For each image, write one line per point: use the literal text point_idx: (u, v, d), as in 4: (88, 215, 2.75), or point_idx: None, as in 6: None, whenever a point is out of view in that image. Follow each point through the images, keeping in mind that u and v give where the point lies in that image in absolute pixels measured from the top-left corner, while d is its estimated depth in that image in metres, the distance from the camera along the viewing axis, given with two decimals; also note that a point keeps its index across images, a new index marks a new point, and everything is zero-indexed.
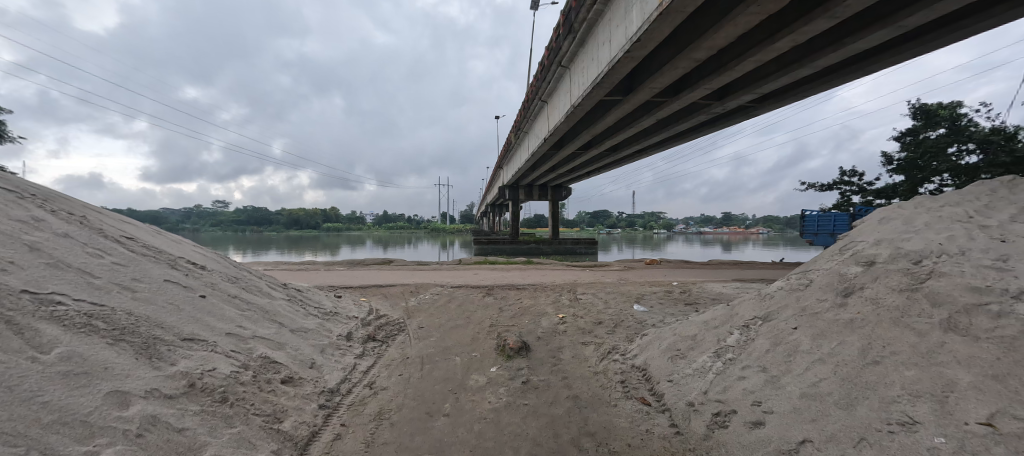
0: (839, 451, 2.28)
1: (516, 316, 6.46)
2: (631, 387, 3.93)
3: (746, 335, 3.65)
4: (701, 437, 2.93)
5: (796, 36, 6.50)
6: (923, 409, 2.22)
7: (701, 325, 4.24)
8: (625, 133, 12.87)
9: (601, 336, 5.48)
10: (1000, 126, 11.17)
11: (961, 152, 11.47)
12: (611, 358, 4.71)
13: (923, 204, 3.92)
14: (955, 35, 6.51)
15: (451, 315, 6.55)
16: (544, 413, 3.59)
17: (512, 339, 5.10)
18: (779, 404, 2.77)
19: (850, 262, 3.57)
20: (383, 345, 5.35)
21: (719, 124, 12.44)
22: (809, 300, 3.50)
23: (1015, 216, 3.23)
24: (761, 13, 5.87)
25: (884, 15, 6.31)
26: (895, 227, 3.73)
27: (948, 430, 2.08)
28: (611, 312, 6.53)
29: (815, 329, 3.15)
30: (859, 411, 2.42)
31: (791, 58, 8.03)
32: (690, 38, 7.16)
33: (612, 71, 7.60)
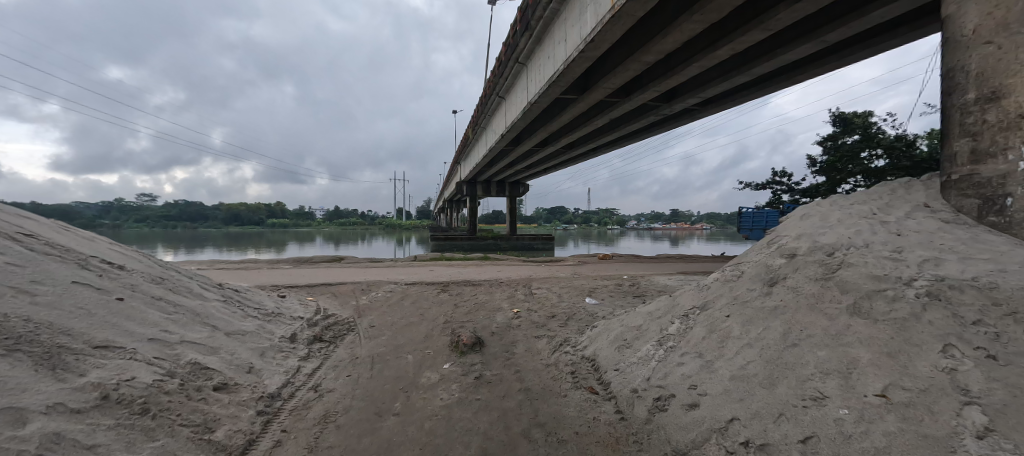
0: (761, 426, 2.49)
1: (471, 312, 6.46)
2: (581, 377, 4.07)
3: (685, 324, 3.89)
4: (643, 422, 3.10)
5: (734, 44, 6.98)
6: (831, 385, 2.47)
7: (646, 316, 4.46)
8: (579, 130, 13.17)
9: (554, 329, 5.60)
10: (903, 134, 12.60)
11: (872, 157, 12.83)
12: (563, 350, 4.84)
13: (837, 202, 4.34)
14: (869, 51, 7.29)
15: (404, 313, 6.41)
16: (495, 406, 3.62)
17: (465, 335, 5.08)
18: (712, 387, 2.98)
19: (776, 255, 3.89)
20: (331, 346, 5.15)
21: (666, 124, 13.05)
22: (740, 289, 3.80)
23: (909, 209, 3.66)
24: (704, 21, 6.23)
25: (809, 30, 6.93)
26: (814, 223, 4.10)
27: (850, 402, 2.32)
28: (564, 306, 6.70)
29: (744, 316, 3.42)
30: (779, 389, 2.65)
31: (730, 66, 8.59)
32: (641, 42, 7.45)
33: (567, 70, 7.75)
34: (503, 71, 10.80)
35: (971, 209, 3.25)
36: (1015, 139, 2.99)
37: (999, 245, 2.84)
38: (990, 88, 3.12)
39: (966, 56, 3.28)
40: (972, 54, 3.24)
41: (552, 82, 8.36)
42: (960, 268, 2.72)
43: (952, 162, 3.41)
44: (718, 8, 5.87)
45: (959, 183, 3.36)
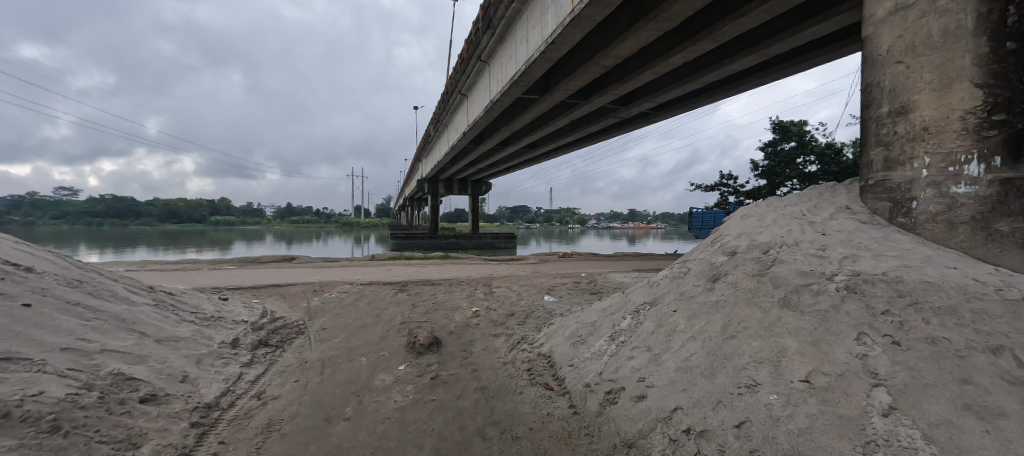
0: (702, 414, 2.64)
1: (429, 312, 6.36)
2: (536, 374, 4.12)
3: (637, 319, 4.04)
4: (595, 415, 3.19)
5: (685, 53, 7.33)
6: (763, 372, 2.66)
7: (600, 313, 4.59)
8: (540, 130, 13.32)
9: (512, 328, 5.63)
10: (832, 142, 13.76)
11: (806, 162, 13.92)
12: (520, 347, 4.87)
13: (773, 204, 4.67)
14: (804, 64, 7.91)
15: (358, 314, 6.19)
16: (451, 406, 3.59)
17: (422, 335, 4.99)
18: (659, 378, 3.12)
19: (719, 252, 4.13)
20: (277, 350, 4.89)
21: (623, 126, 13.49)
22: (686, 285, 4.00)
23: (833, 209, 4.01)
24: (658, 29, 6.49)
25: (752, 43, 7.41)
26: (752, 223, 4.39)
27: (779, 388, 2.51)
28: (523, 304, 6.76)
29: (689, 311, 3.60)
30: (718, 378, 2.81)
31: (682, 73, 9.02)
32: (599, 46, 7.65)
33: (528, 70, 7.81)
34: (464, 68, 10.71)
35: (884, 211, 3.61)
36: (919, 149, 3.36)
37: (905, 243, 3.18)
38: (900, 102, 3.48)
39: (881, 73, 3.63)
40: (885, 72, 3.59)
41: (513, 81, 8.40)
42: (873, 264, 3.02)
43: (869, 168, 3.77)
44: (670, 17, 6.14)
45: (874, 187, 3.72)
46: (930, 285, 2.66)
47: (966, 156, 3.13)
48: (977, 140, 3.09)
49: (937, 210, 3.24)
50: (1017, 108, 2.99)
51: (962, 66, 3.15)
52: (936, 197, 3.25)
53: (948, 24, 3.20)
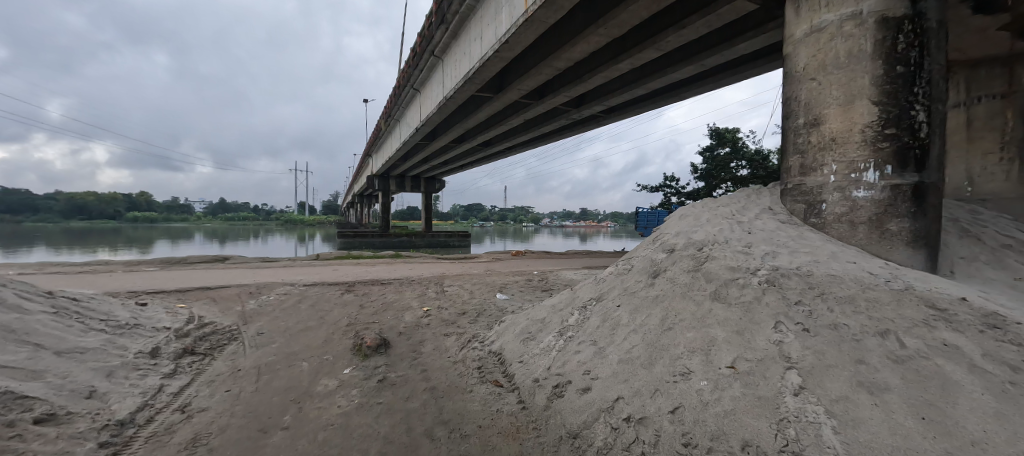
0: (641, 402, 2.79)
1: (377, 312, 6.17)
2: (487, 371, 4.14)
3: (583, 314, 4.18)
4: (542, 408, 3.26)
5: (632, 60, 7.67)
6: (696, 361, 2.87)
7: (550, 309, 4.70)
8: (495, 129, 13.37)
9: (463, 326, 5.61)
10: (762, 149, 14.99)
11: (739, 166, 15.05)
12: (471, 346, 4.87)
13: (708, 204, 5.02)
14: (738, 76, 8.55)
15: (300, 317, 5.87)
16: (399, 408, 3.52)
17: (369, 336, 4.83)
18: (603, 370, 3.25)
19: (659, 250, 4.36)
20: (206, 359, 4.53)
21: (575, 127, 13.86)
22: (629, 281, 4.19)
23: (757, 209, 4.38)
24: (607, 35, 6.73)
25: (692, 54, 7.90)
26: (689, 222, 4.67)
27: (709, 374, 2.71)
28: (475, 302, 6.75)
29: (632, 305, 3.79)
30: (656, 368, 2.99)
31: (629, 79, 9.42)
32: (551, 48, 7.81)
33: (482, 68, 7.79)
34: (417, 62, 10.46)
35: (799, 212, 4.00)
36: (828, 157, 3.76)
37: (816, 241, 3.55)
38: (813, 115, 3.88)
39: (798, 88, 4.01)
40: (801, 87, 3.98)
41: (466, 78, 8.34)
42: (791, 260, 3.34)
43: (788, 173, 4.16)
44: (618, 25, 6.39)
45: (792, 190, 4.11)
46: (834, 278, 3.00)
47: (865, 164, 3.56)
48: (874, 151, 3.52)
49: (842, 211, 3.65)
50: (903, 125, 3.45)
51: (863, 85, 3.57)
52: (841, 199, 3.66)
53: (853, 47, 3.61)
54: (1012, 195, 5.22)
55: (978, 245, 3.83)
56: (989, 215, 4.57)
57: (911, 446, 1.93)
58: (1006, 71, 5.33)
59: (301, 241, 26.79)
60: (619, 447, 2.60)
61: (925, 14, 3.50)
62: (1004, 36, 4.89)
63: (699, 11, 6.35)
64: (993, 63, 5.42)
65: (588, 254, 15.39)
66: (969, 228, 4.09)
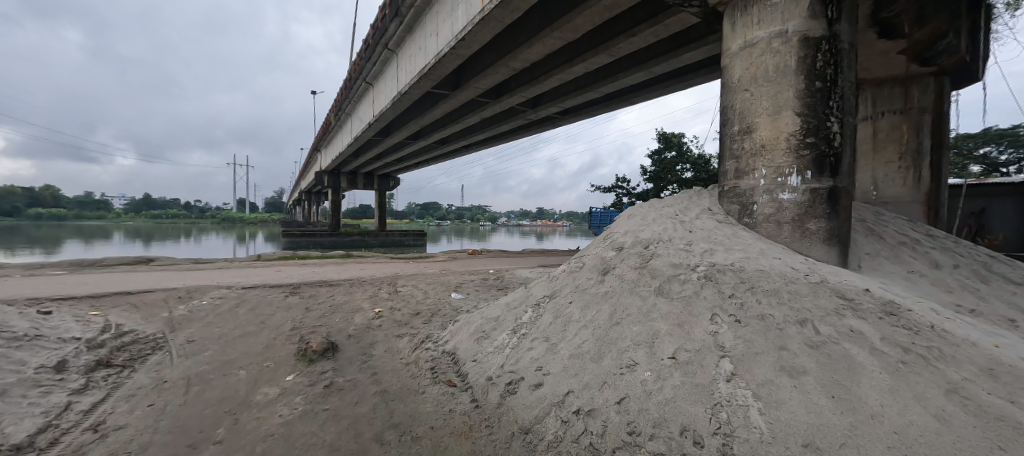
0: (589, 395, 2.89)
1: (325, 315, 5.91)
2: (440, 372, 4.10)
3: (536, 312, 4.25)
4: (495, 406, 3.28)
5: (586, 63, 7.90)
6: (641, 353, 3.01)
7: (504, 307, 4.74)
8: (451, 126, 13.23)
9: (417, 327, 5.51)
10: (704, 153, 15.97)
11: (684, 170, 15.94)
12: (424, 346, 4.79)
13: (654, 204, 5.27)
14: (682, 84, 9.07)
15: (237, 323, 5.50)
16: (346, 414, 3.41)
17: (315, 340, 4.61)
18: (554, 366, 3.33)
19: (608, 248, 4.52)
20: (124, 371, 4.13)
21: (531, 127, 14.04)
22: (581, 278, 4.31)
23: (697, 210, 4.66)
24: (561, 39, 6.88)
25: (642, 61, 8.27)
26: (637, 221, 4.88)
27: (652, 365, 2.86)
28: (429, 302, 6.65)
29: (583, 301, 3.91)
30: (604, 361, 3.10)
31: (583, 82, 9.69)
32: (507, 48, 7.86)
33: (437, 64, 7.69)
34: (369, 55, 10.13)
35: (734, 212, 4.31)
36: (758, 163, 4.09)
37: (748, 239, 3.85)
38: (745, 123, 4.20)
39: (733, 98, 4.32)
40: (735, 97, 4.28)
41: (421, 74, 8.20)
42: (726, 257, 3.59)
43: (724, 176, 4.46)
44: (572, 29, 6.55)
45: (728, 192, 4.41)
46: (762, 273, 3.27)
47: (790, 170, 3.91)
48: (797, 158, 3.88)
49: (771, 212, 3.98)
50: (821, 135, 3.83)
51: (789, 98, 3.91)
52: (769, 201, 3.99)
53: (780, 62, 3.95)
54: (907, 199, 6.10)
55: (880, 242, 4.33)
56: (890, 216, 5.17)
57: (823, 422, 2.15)
58: (902, 91, 6.08)
59: (240, 241, 24.71)
60: (568, 439, 2.67)
61: (839, 36, 3.89)
62: (903, 60, 5.56)
63: (647, 20, 6.65)
64: (892, 83, 6.15)
65: (542, 254, 15.05)
66: (874, 227, 4.62)
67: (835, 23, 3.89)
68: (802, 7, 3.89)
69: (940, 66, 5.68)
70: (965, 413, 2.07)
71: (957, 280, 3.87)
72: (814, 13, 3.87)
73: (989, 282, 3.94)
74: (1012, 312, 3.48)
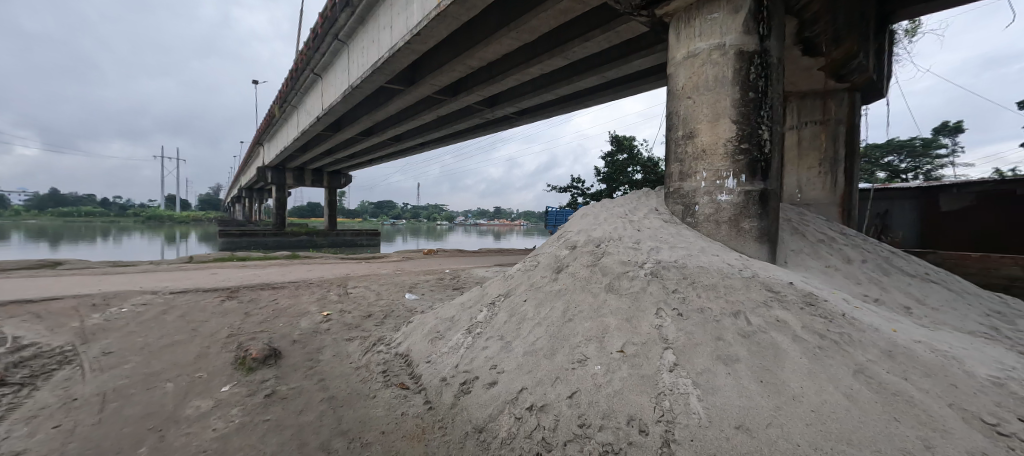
0: (542, 390, 2.95)
1: (267, 320, 5.57)
2: (392, 375, 4.00)
3: (491, 311, 4.27)
4: (449, 406, 3.25)
5: (542, 65, 8.03)
6: (591, 348, 3.12)
7: (459, 307, 4.71)
8: (406, 123, 12.93)
9: (368, 329, 5.34)
10: (653, 156, 16.72)
11: (634, 171, 16.60)
12: (375, 349, 4.65)
13: (605, 204, 5.45)
14: (632, 89, 9.45)
15: (165, 331, 5.05)
16: (290, 424, 3.25)
17: (255, 347, 4.34)
18: (508, 363, 3.36)
19: (562, 247, 4.63)
20: (24, 390, 3.67)
21: (487, 126, 14.04)
22: (535, 276, 4.38)
23: (645, 210, 4.89)
24: (517, 39, 6.94)
25: (595, 65, 8.52)
26: (589, 220, 5.02)
27: (602, 359, 2.97)
28: (381, 304, 6.46)
29: (537, 299, 3.98)
30: (557, 357, 3.18)
31: (538, 83, 9.84)
32: (464, 46, 7.81)
33: (391, 59, 7.50)
34: (317, 45, 9.66)
35: (678, 212, 4.56)
36: (700, 166, 4.35)
37: (690, 238, 4.08)
38: (688, 128, 4.45)
39: (677, 104, 4.56)
40: (680, 104, 4.53)
41: (374, 68, 7.95)
42: (670, 254, 3.80)
43: (669, 178, 4.70)
44: (527, 30, 6.62)
45: (673, 193, 4.65)
46: (702, 269, 3.49)
47: (727, 173, 4.19)
48: (733, 162, 4.17)
49: (711, 212, 4.25)
50: (754, 141, 4.15)
51: (726, 106, 4.19)
52: (709, 202, 4.27)
53: (719, 73, 4.23)
54: (826, 201, 6.74)
55: (803, 240, 4.76)
56: (812, 216, 5.70)
57: (752, 405, 2.34)
58: (821, 104, 6.73)
59: (168, 241, 22.76)
60: (522, 436, 2.71)
61: (769, 51, 4.24)
62: (823, 75, 6.15)
63: (600, 26, 6.86)
64: (814, 96, 6.78)
65: (500, 254, 14.84)
66: (798, 226, 5.07)
67: (766, 39, 4.22)
68: (738, 22, 4.19)
69: (852, 83, 6.33)
70: (870, 390, 2.33)
71: (865, 273, 4.35)
72: (748, 28, 4.18)
73: (890, 275, 4.46)
74: (908, 301, 3.97)
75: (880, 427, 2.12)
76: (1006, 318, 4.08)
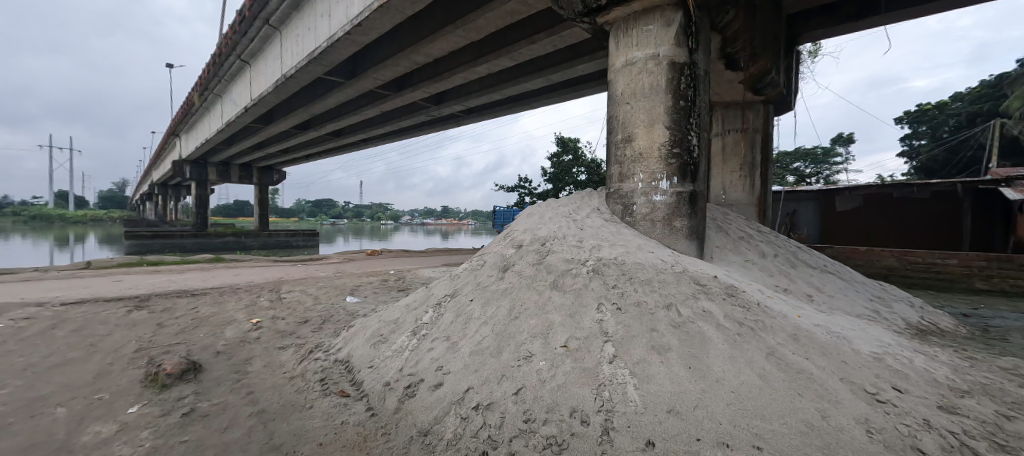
0: (488, 389, 2.97)
1: (185, 331, 5.07)
2: (331, 382, 3.83)
3: (438, 311, 4.22)
4: (393, 411, 3.18)
5: (489, 64, 8.06)
6: (536, 344, 3.19)
7: (403, 309, 4.61)
8: (347, 118, 12.38)
9: (304, 336, 5.06)
10: (596, 158, 17.37)
11: (579, 172, 17.15)
12: (313, 357, 4.42)
13: (550, 203, 5.59)
14: (575, 92, 9.77)
15: (56, 348, 4.43)
16: (213, 443, 3.00)
17: (170, 362, 3.95)
18: (455, 364, 3.35)
19: (508, 246, 4.68)
20: None
21: (434, 124, 13.81)
22: (482, 276, 4.39)
23: (587, 209, 5.07)
24: (463, 37, 6.90)
25: (541, 68, 8.69)
26: (534, 219, 5.12)
27: (547, 355, 3.06)
28: (319, 309, 6.13)
29: (484, 298, 3.99)
30: (503, 355, 3.22)
31: (485, 83, 9.86)
32: (408, 41, 7.63)
33: (330, 49, 7.15)
34: (245, 30, 8.95)
35: (618, 212, 4.79)
36: (637, 168, 4.61)
37: (629, 237, 4.31)
38: (626, 133, 4.70)
39: (617, 109, 4.79)
40: (619, 109, 4.77)
41: (311, 59, 7.52)
42: (611, 251, 3.99)
43: (610, 179, 4.92)
44: (473, 28, 6.62)
45: (613, 193, 4.88)
46: (639, 265, 3.71)
47: (661, 175, 4.48)
48: (666, 165, 4.46)
49: (647, 211, 4.53)
50: (684, 147, 4.47)
51: (660, 113, 4.48)
52: (646, 202, 4.54)
53: (654, 81, 4.50)
54: (745, 202, 7.40)
55: (726, 237, 5.20)
56: (734, 215, 6.23)
57: (682, 390, 2.53)
58: (741, 114, 7.40)
59: (60, 244, 20.07)
60: (467, 435, 2.70)
61: (697, 64, 4.59)
62: (743, 88, 6.75)
63: (544, 30, 7.02)
64: (735, 107, 7.43)
65: (447, 254, 14.68)
66: (723, 225, 5.53)
67: (694, 53, 4.57)
68: (671, 34, 4.49)
69: (767, 96, 7.02)
70: (779, 371, 2.61)
71: (777, 266, 4.85)
72: (679, 42, 4.50)
73: (796, 267, 5.02)
74: (810, 290, 4.49)
75: (788, 402, 2.38)
76: (885, 303, 4.77)
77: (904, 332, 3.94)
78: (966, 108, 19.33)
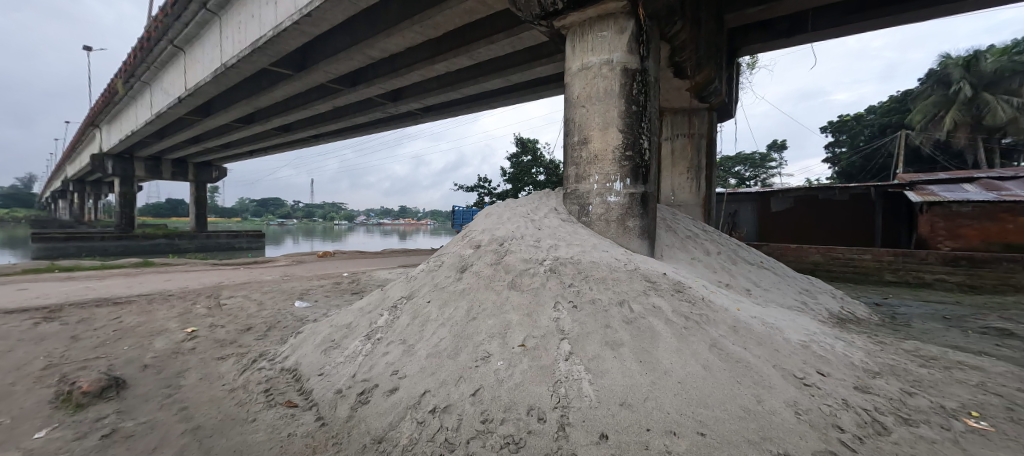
0: (445, 392, 2.93)
1: (106, 344, 4.60)
2: (277, 393, 3.62)
3: (394, 314, 4.12)
4: (345, 419, 3.06)
5: (446, 62, 7.97)
6: (494, 344, 3.20)
7: (357, 313, 4.45)
8: (295, 112, 11.77)
9: (247, 345, 4.75)
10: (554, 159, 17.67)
11: (537, 173, 17.35)
12: (257, 366, 4.17)
13: (508, 204, 5.61)
14: (533, 93, 9.88)
15: None
16: None
17: (87, 379, 3.57)
18: (411, 367, 3.28)
19: (466, 246, 4.65)
20: None
21: (389, 121, 13.45)
22: (439, 277, 4.33)
23: (545, 210, 5.14)
24: (419, 33, 6.77)
25: (498, 68, 8.71)
26: (492, 220, 5.11)
27: (504, 355, 3.07)
28: (264, 315, 5.78)
29: (441, 299, 3.94)
30: (460, 357, 3.19)
31: (443, 81, 9.75)
32: (362, 34, 7.38)
33: (276, 39, 6.77)
34: (179, 14, 8.27)
35: (574, 212, 4.90)
36: (592, 170, 4.73)
37: (584, 236, 4.42)
38: (582, 135, 4.82)
39: (573, 111, 4.90)
40: (575, 111, 4.88)
41: (255, 48, 7.09)
42: (567, 251, 4.07)
43: (566, 180, 5.02)
44: (430, 25, 6.52)
45: (569, 194, 4.98)
46: (594, 264, 3.82)
47: (614, 177, 4.63)
48: (619, 167, 4.62)
49: (601, 211, 4.66)
50: (636, 150, 4.65)
51: (614, 116, 4.63)
52: (600, 203, 4.68)
53: (608, 86, 4.65)
54: (692, 203, 7.80)
55: (674, 236, 5.46)
56: (682, 216, 6.56)
57: (633, 383, 2.63)
58: (688, 120, 7.81)
59: None
60: (424, 440, 2.65)
61: (647, 71, 4.79)
62: (690, 95, 7.12)
63: (502, 31, 7.04)
64: (683, 113, 7.83)
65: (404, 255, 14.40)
66: (672, 224, 5.80)
67: (645, 60, 4.77)
68: (624, 42, 4.66)
69: (711, 104, 7.46)
70: (721, 361, 2.79)
71: (720, 263, 5.17)
72: (631, 49, 4.68)
73: (737, 264, 5.37)
74: (749, 285, 4.83)
75: (729, 391, 2.54)
76: (812, 294, 5.22)
77: (828, 322, 4.34)
78: (878, 119, 21.60)
